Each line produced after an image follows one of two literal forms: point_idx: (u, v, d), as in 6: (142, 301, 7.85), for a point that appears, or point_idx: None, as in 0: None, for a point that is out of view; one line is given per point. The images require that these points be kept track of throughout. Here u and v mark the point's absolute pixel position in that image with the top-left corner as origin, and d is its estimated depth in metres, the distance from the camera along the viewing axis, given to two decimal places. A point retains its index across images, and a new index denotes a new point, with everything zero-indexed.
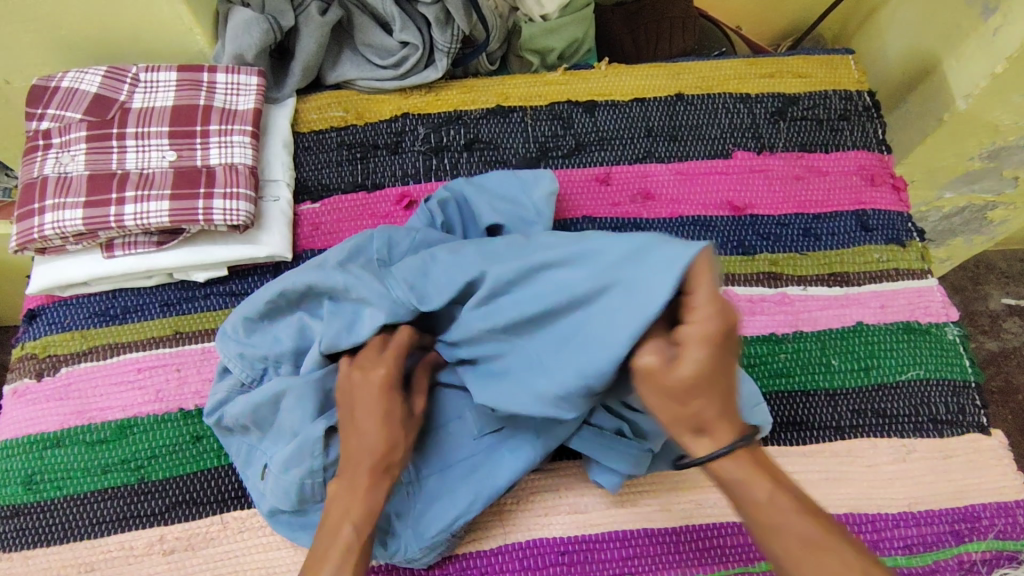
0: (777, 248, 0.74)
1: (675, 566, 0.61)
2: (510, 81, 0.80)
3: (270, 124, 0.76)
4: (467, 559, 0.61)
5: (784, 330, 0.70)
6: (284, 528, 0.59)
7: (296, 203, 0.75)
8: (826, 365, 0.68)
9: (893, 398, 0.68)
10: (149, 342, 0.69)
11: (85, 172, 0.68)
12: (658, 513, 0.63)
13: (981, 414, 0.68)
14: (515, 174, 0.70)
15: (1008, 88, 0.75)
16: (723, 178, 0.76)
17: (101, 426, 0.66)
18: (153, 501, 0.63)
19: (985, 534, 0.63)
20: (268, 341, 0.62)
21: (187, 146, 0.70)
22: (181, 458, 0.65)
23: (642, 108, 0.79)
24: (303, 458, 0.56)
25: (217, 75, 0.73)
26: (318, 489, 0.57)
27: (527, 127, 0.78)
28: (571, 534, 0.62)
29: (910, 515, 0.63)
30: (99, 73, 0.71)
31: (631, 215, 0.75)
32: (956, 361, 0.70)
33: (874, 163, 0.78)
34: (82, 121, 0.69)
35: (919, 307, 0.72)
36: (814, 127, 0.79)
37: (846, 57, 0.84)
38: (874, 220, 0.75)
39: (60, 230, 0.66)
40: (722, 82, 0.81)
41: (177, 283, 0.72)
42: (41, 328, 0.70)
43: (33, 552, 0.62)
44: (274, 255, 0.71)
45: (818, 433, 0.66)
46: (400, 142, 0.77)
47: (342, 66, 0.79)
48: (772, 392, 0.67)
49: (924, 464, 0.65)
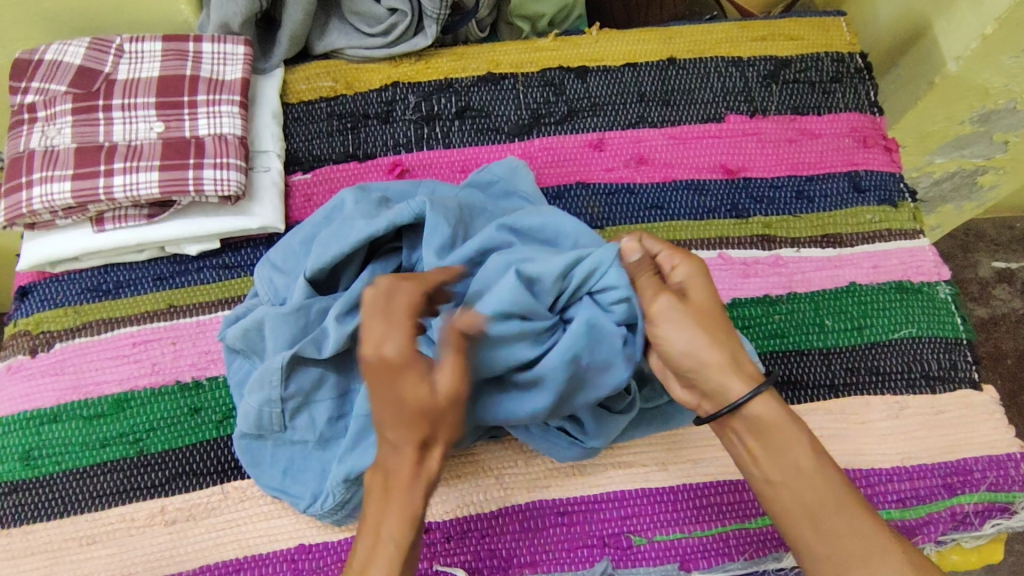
0: (771, 210, 0.74)
1: (673, 523, 0.62)
2: (500, 47, 0.80)
3: (259, 95, 0.75)
4: (468, 522, 0.61)
5: (778, 292, 0.70)
6: (251, 466, 0.60)
7: (288, 173, 0.74)
8: (819, 325, 0.69)
9: (886, 356, 0.68)
10: (144, 316, 0.69)
11: (72, 144, 0.67)
12: (655, 472, 0.63)
13: (973, 370, 0.69)
14: (499, 167, 0.68)
15: (998, 48, 0.75)
16: (716, 142, 0.76)
17: (97, 400, 0.66)
18: (153, 472, 0.63)
19: (977, 486, 0.64)
20: (266, 287, 0.63)
21: (175, 117, 0.69)
22: (179, 430, 0.65)
23: (634, 73, 0.79)
24: (261, 386, 0.58)
25: (203, 44, 0.72)
26: (275, 419, 0.59)
27: (518, 94, 0.77)
28: (571, 496, 0.63)
29: (903, 469, 0.64)
30: (82, 44, 0.70)
31: (625, 179, 0.74)
32: (948, 319, 0.70)
33: (866, 125, 0.78)
34: (66, 94, 0.68)
35: (912, 267, 0.72)
36: (806, 89, 0.79)
37: (837, 19, 0.84)
38: (866, 181, 0.76)
39: (48, 204, 0.65)
40: (714, 45, 0.81)
41: (170, 256, 0.71)
42: (34, 305, 0.70)
43: (33, 527, 0.62)
44: (266, 226, 0.70)
45: (812, 392, 0.67)
46: (390, 111, 0.76)
47: (330, 35, 0.78)
48: (767, 353, 0.68)
49: (917, 420, 0.66)
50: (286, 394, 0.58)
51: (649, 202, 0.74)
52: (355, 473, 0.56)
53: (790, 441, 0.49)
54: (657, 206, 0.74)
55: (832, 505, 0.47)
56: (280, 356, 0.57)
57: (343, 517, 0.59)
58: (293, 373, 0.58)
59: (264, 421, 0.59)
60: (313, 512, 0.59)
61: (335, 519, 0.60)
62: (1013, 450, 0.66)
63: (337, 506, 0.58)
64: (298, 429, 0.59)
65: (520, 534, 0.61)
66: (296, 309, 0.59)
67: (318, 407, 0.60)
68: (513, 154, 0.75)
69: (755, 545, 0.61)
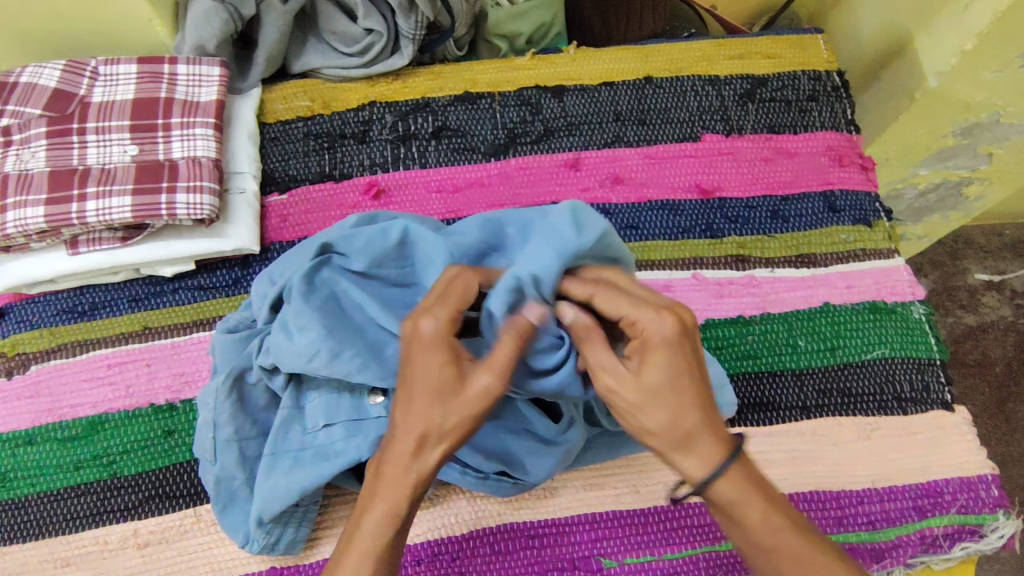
0: (746, 230, 0.74)
1: (643, 546, 0.62)
2: (477, 66, 0.80)
3: (235, 116, 0.76)
4: (439, 545, 0.62)
5: (752, 312, 0.70)
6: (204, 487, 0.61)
7: (264, 194, 0.74)
8: (792, 346, 0.69)
9: (859, 377, 0.68)
10: (119, 337, 0.69)
11: (46, 168, 0.67)
12: (626, 495, 0.64)
13: (946, 391, 0.69)
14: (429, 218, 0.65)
15: (978, 64, 0.74)
16: (692, 161, 0.76)
17: (72, 422, 0.66)
18: (127, 495, 0.64)
19: (948, 509, 0.64)
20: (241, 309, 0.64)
21: (149, 140, 0.69)
22: (153, 452, 0.65)
23: (611, 92, 0.79)
24: (203, 409, 0.59)
25: (178, 66, 0.72)
26: (209, 445, 0.59)
27: (495, 113, 0.77)
28: (542, 519, 0.63)
29: (874, 491, 0.64)
30: (57, 67, 0.70)
31: (600, 199, 0.75)
32: (922, 339, 0.70)
33: (842, 143, 0.78)
34: (41, 117, 0.68)
35: (886, 287, 0.72)
36: (782, 108, 0.79)
37: (815, 36, 0.84)
38: (841, 200, 0.76)
39: (22, 228, 0.65)
40: (691, 63, 0.81)
41: (145, 278, 0.71)
42: (10, 326, 0.70)
43: (7, 549, 0.63)
44: (241, 248, 0.70)
45: (785, 414, 0.67)
46: (367, 130, 0.76)
47: (306, 55, 0.78)
48: (739, 374, 0.68)
49: (888, 441, 0.66)
50: (235, 431, 0.59)
51: (625, 222, 0.74)
52: (272, 507, 0.56)
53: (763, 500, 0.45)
54: (633, 226, 0.74)
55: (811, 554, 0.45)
56: (218, 380, 0.59)
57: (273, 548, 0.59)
58: (241, 408, 0.59)
59: (202, 445, 0.59)
60: (251, 548, 0.59)
61: (274, 556, 0.61)
62: (986, 471, 0.66)
63: (268, 546, 0.59)
64: (229, 463, 0.59)
65: (490, 557, 0.62)
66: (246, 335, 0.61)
67: (255, 442, 0.60)
68: (489, 174, 0.75)
69: (725, 568, 0.62)
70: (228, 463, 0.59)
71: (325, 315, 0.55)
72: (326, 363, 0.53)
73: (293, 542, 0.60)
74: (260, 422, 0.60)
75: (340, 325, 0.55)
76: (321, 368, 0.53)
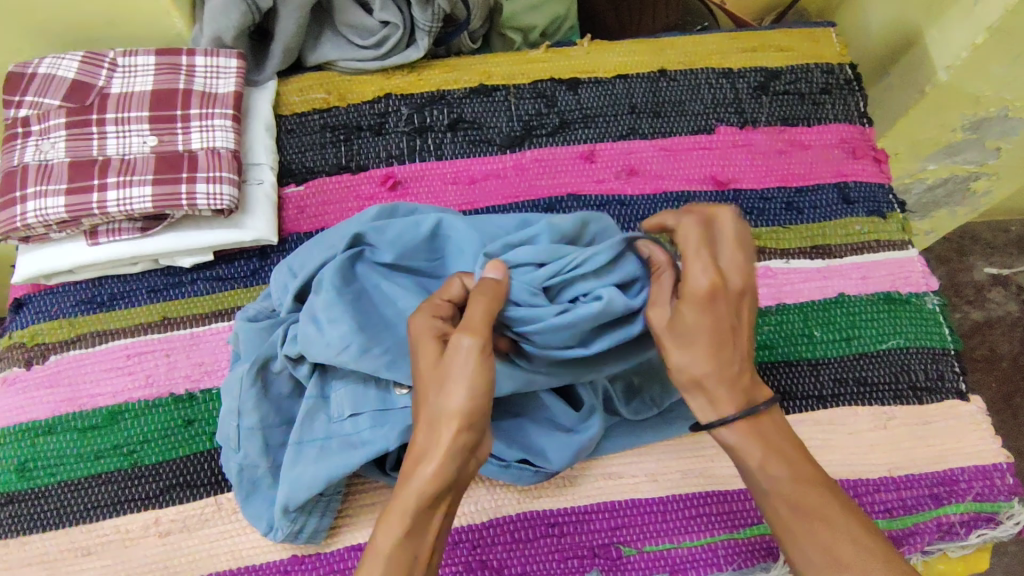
0: (761, 221, 0.75)
1: (663, 533, 0.62)
2: (492, 59, 0.80)
3: (252, 108, 0.76)
4: (460, 533, 0.62)
5: (767, 303, 0.71)
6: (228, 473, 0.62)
7: (281, 186, 0.75)
8: (808, 336, 0.70)
9: (874, 366, 0.69)
10: (138, 328, 0.69)
11: (66, 159, 0.67)
12: (645, 483, 0.64)
13: (960, 380, 0.70)
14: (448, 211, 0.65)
15: (989, 58, 0.75)
16: (706, 153, 0.77)
17: (92, 412, 0.66)
18: (148, 484, 0.64)
19: (963, 497, 0.65)
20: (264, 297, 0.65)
21: (167, 131, 0.69)
22: (174, 442, 0.65)
23: (626, 84, 0.79)
24: (229, 397, 0.59)
25: (196, 58, 0.72)
26: (233, 433, 0.59)
27: (510, 106, 0.78)
28: (562, 507, 0.63)
29: (890, 480, 0.65)
30: (76, 58, 0.71)
31: (616, 191, 0.75)
32: (936, 329, 0.71)
33: (856, 136, 0.79)
34: (60, 108, 0.68)
35: (900, 278, 0.73)
36: (796, 100, 0.80)
37: (827, 30, 0.84)
38: (855, 192, 0.76)
39: (42, 218, 0.65)
40: (705, 57, 0.81)
41: (164, 268, 0.72)
42: (29, 317, 0.70)
43: (29, 538, 0.63)
44: (259, 239, 0.71)
45: (801, 403, 0.67)
46: (384, 122, 0.77)
47: (322, 47, 0.79)
48: (754, 364, 0.68)
49: (904, 430, 0.67)
50: (260, 419, 0.59)
51: (641, 213, 0.74)
52: (298, 494, 0.56)
53: (761, 451, 0.52)
54: (649, 218, 0.74)
55: (816, 510, 0.50)
56: (244, 369, 0.59)
57: (296, 537, 0.59)
58: (266, 397, 0.59)
59: (225, 433, 0.60)
60: (275, 536, 0.59)
61: (297, 544, 0.61)
62: (1000, 460, 0.66)
63: (293, 534, 0.59)
64: (253, 454, 0.59)
65: (511, 545, 0.62)
66: (271, 324, 0.61)
67: (279, 430, 0.60)
68: (505, 165, 0.76)
69: (743, 555, 0.62)
70: (252, 453, 0.59)
71: (355, 309, 0.55)
72: (360, 354, 0.53)
73: (317, 530, 0.60)
74: (284, 412, 0.61)
75: (369, 320, 0.55)
76: (351, 358, 0.53)
